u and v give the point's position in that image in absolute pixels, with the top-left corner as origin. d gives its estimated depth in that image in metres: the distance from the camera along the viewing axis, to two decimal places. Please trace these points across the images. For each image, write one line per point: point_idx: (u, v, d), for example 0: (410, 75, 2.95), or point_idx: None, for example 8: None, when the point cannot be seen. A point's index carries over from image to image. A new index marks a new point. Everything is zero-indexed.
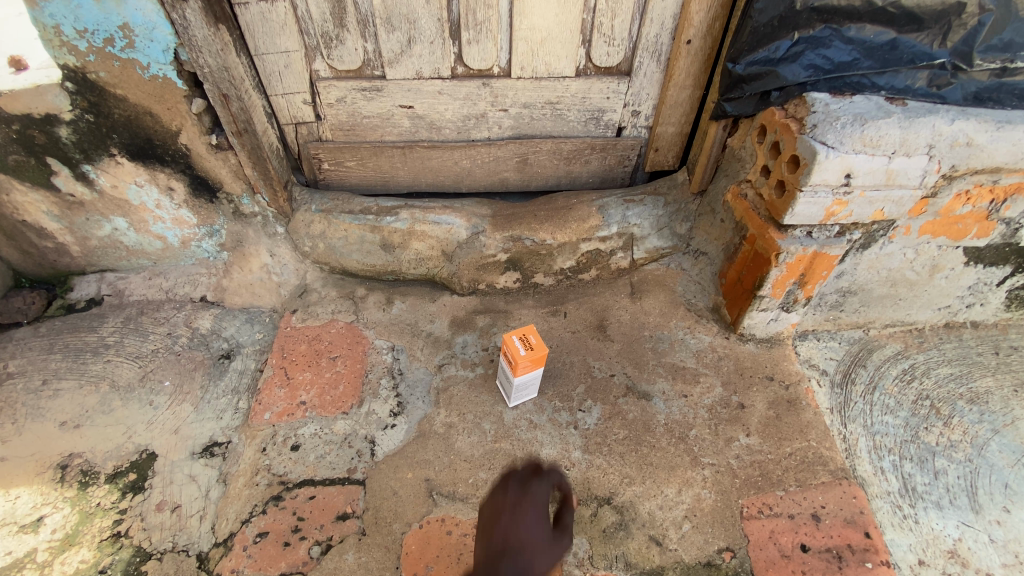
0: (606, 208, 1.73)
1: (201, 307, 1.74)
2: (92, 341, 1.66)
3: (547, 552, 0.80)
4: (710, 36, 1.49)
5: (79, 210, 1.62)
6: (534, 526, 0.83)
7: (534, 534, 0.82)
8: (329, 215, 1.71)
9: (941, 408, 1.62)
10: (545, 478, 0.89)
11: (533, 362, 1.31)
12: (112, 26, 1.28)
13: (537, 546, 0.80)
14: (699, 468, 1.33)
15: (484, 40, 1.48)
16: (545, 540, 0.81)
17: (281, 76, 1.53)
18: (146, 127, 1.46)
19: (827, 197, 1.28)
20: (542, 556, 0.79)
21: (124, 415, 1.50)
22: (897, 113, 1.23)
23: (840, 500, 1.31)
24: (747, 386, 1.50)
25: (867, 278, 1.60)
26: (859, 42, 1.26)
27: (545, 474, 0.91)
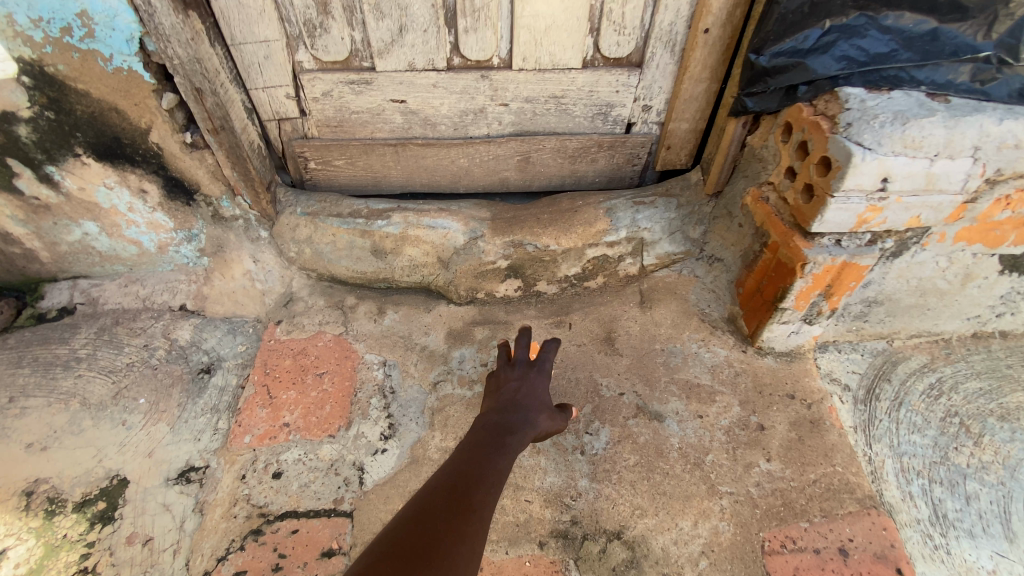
0: (614, 211, 1.61)
1: (180, 317, 1.62)
2: (63, 354, 1.55)
3: (545, 410, 1.10)
4: (730, 24, 1.36)
5: (45, 214, 1.50)
6: (537, 391, 1.13)
7: (536, 394, 1.13)
8: (316, 219, 1.60)
9: (971, 426, 1.51)
10: (547, 361, 1.19)
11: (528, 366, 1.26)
12: (69, 14, 1.15)
13: (540, 407, 1.10)
14: (716, 498, 1.22)
15: (482, 28, 1.35)
16: (544, 401, 1.12)
17: (261, 68, 1.41)
18: (114, 124, 1.34)
19: (860, 203, 1.17)
20: (544, 413, 1.10)
21: (95, 437, 1.39)
22: (941, 111, 1.11)
23: (869, 532, 1.21)
24: (767, 406, 1.39)
25: (896, 287, 1.48)
26: (897, 32, 1.14)
27: (544, 361, 1.20)
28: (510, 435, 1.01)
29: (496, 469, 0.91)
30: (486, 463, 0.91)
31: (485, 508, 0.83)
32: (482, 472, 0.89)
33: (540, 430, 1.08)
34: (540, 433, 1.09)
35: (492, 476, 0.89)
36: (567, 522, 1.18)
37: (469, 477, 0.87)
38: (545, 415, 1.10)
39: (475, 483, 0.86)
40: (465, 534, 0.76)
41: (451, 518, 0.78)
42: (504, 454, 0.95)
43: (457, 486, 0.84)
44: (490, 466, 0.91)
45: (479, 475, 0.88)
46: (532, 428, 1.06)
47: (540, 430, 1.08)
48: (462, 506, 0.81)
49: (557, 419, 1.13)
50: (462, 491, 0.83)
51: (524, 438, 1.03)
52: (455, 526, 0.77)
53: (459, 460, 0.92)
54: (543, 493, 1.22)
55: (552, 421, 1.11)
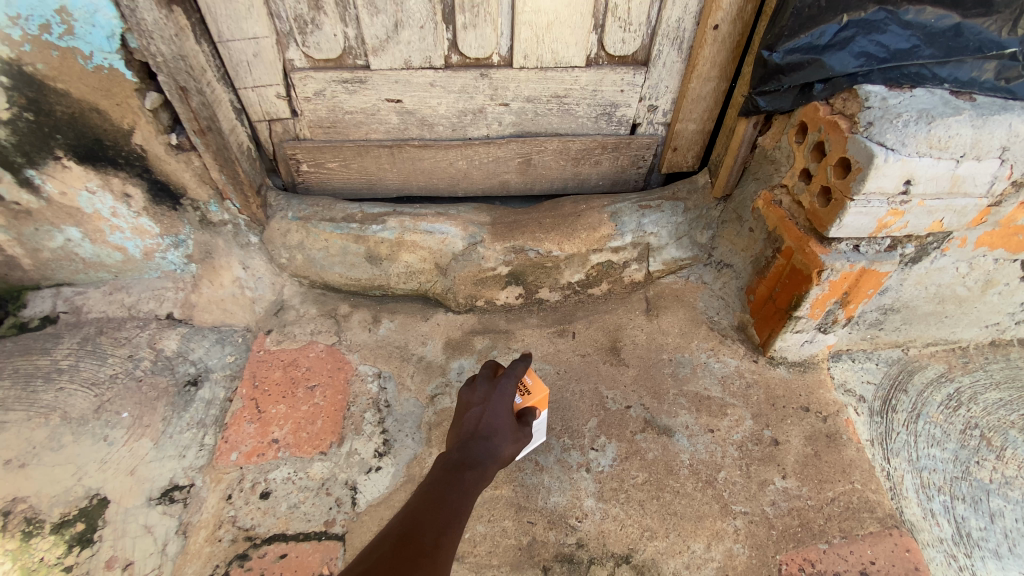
0: (619, 215, 1.54)
1: (167, 326, 1.55)
2: (44, 365, 1.48)
3: (510, 437, 0.98)
4: (740, 20, 1.30)
5: (25, 219, 1.43)
6: (503, 417, 1.00)
7: (502, 421, 1.00)
8: (308, 223, 1.53)
9: (992, 439, 1.45)
10: (512, 381, 1.05)
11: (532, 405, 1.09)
12: (47, 10, 1.09)
13: (503, 433, 0.98)
14: (730, 519, 1.16)
15: (482, 24, 1.29)
16: (513, 431, 0.99)
17: (250, 67, 1.34)
18: (95, 125, 1.28)
19: (881, 207, 1.11)
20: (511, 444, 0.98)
21: (75, 454, 1.32)
22: (967, 110, 1.05)
23: (891, 555, 1.14)
24: (781, 419, 1.33)
25: (913, 294, 1.42)
26: (919, 27, 1.08)
27: (507, 379, 1.05)
28: (469, 472, 0.90)
29: (452, 517, 0.80)
30: (439, 511, 0.80)
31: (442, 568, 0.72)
32: (436, 523, 0.78)
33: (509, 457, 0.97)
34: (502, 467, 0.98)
35: (446, 526, 0.78)
36: (573, 545, 1.11)
37: (420, 532, 0.76)
38: (511, 447, 0.98)
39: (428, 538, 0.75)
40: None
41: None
42: (460, 496, 0.85)
43: (404, 546, 0.72)
44: (443, 515, 0.80)
45: (433, 528, 0.77)
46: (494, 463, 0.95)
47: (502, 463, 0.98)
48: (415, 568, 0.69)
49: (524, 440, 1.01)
50: (410, 550, 0.72)
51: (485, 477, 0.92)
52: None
53: (408, 513, 0.80)
54: (547, 514, 1.15)
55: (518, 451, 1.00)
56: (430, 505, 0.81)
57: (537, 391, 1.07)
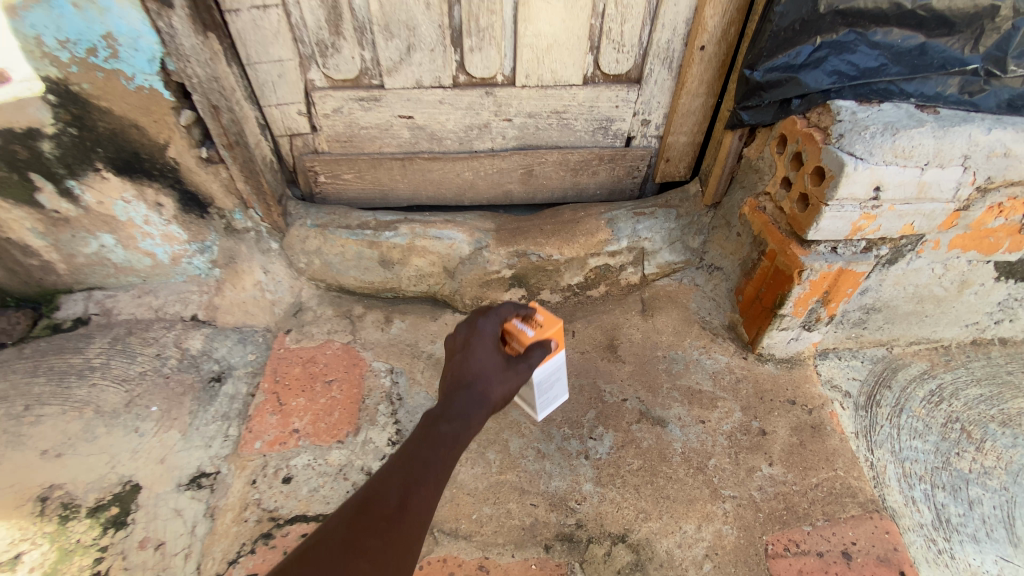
0: (615, 222, 1.64)
1: (192, 326, 1.66)
2: (78, 363, 1.58)
3: (501, 375, 0.94)
4: (725, 42, 1.42)
5: (64, 227, 1.55)
6: (493, 363, 0.95)
7: (493, 367, 0.94)
8: (325, 230, 1.64)
9: (972, 432, 1.52)
10: (490, 322, 1.00)
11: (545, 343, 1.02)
12: (95, 36, 1.21)
13: (492, 374, 0.93)
14: (719, 502, 1.24)
15: (487, 47, 1.41)
16: (506, 375, 0.94)
17: (274, 86, 1.47)
18: (133, 140, 1.39)
19: (854, 211, 1.20)
20: (504, 386, 0.93)
21: (109, 444, 1.42)
22: (930, 122, 1.15)
23: (872, 536, 1.22)
24: (768, 411, 1.41)
25: (893, 294, 1.51)
26: (886, 47, 1.18)
27: (485, 321, 1.01)
28: (450, 425, 0.86)
29: (426, 498, 0.78)
30: (414, 494, 0.77)
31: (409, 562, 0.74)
32: (408, 508, 0.76)
33: (505, 396, 0.93)
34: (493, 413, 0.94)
35: (414, 490, 0.77)
36: (573, 525, 1.20)
37: (391, 520, 0.74)
38: (505, 390, 0.93)
39: (398, 528, 0.74)
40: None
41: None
42: (438, 468, 0.81)
43: (374, 540, 0.71)
44: (418, 499, 0.77)
45: (405, 514, 0.75)
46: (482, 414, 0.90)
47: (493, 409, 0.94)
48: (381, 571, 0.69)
49: (522, 373, 0.95)
50: (376, 540, 0.71)
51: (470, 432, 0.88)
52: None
53: (382, 487, 0.77)
54: (548, 497, 1.24)
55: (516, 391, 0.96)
56: (404, 487, 0.77)
57: (550, 324, 1.01)
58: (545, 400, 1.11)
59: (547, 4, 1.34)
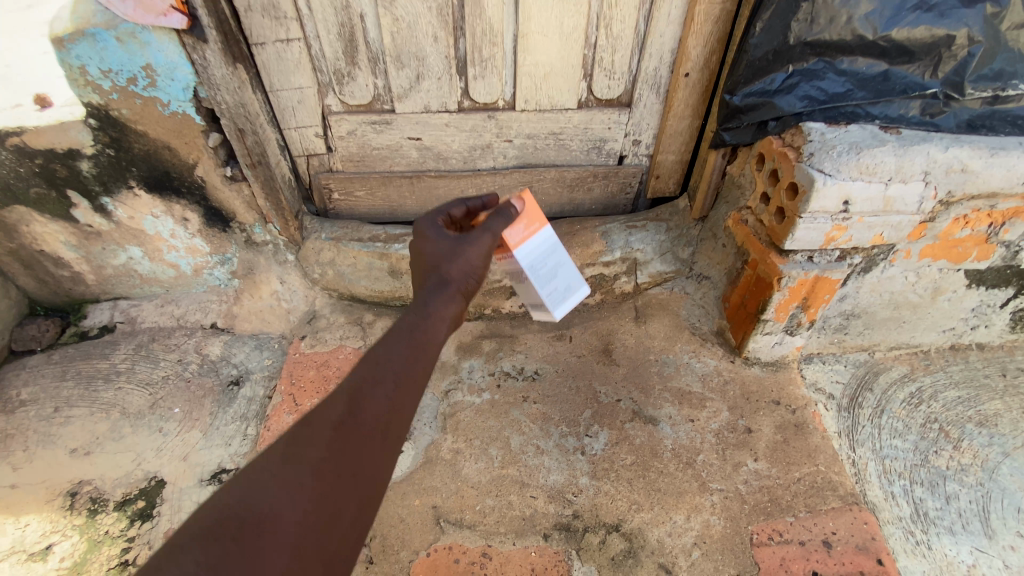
0: (610, 234, 1.76)
1: (212, 334, 1.76)
2: (104, 368, 1.68)
3: (461, 250, 0.94)
4: (707, 69, 1.55)
5: (96, 240, 1.67)
6: (446, 246, 0.96)
7: (447, 250, 0.95)
8: (339, 243, 1.75)
9: (950, 431, 1.57)
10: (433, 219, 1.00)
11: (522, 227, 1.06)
12: (136, 67, 1.34)
13: (452, 256, 0.94)
14: (707, 494, 1.33)
15: (489, 75, 1.54)
16: (463, 252, 0.94)
17: (294, 111, 1.59)
18: (165, 160, 1.52)
19: (826, 222, 1.31)
20: (465, 266, 0.93)
21: (134, 443, 1.52)
22: (891, 142, 1.27)
23: (851, 526, 1.30)
24: (754, 411, 1.50)
25: (870, 301, 1.61)
26: (852, 74, 1.29)
27: (428, 220, 1.01)
28: (417, 318, 0.85)
29: (383, 407, 0.74)
30: (367, 405, 0.72)
31: (373, 474, 0.70)
32: (364, 418, 0.72)
33: (473, 266, 0.94)
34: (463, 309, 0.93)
35: (376, 389, 0.74)
36: (569, 516, 1.29)
37: (342, 431, 0.70)
38: (465, 267, 0.93)
39: (353, 439, 0.70)
40: (344, 518, 0.66)
41: (320, 504, 0.64)
42: (398, 371, 0.77)
43: (326, 451, 0.68)
44: (372, 407, 0.73)
45: (360, 423, 0.71)
46: (447, 312, 0.89)
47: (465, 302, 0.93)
48: (337, 484, 0.66)
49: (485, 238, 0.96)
50: (334, 445, 0.68)
51: (436, 337, 0.85)
52: (327, 515, 0.64)
53: (334, 398, 0.72)
54: (546, 490, 1.34)
55: (487, 265, 0.97)
56: (356, 397, 0.73)
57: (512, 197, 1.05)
58: (555, 295, 1.11)
59: (544, 37, 1.47)
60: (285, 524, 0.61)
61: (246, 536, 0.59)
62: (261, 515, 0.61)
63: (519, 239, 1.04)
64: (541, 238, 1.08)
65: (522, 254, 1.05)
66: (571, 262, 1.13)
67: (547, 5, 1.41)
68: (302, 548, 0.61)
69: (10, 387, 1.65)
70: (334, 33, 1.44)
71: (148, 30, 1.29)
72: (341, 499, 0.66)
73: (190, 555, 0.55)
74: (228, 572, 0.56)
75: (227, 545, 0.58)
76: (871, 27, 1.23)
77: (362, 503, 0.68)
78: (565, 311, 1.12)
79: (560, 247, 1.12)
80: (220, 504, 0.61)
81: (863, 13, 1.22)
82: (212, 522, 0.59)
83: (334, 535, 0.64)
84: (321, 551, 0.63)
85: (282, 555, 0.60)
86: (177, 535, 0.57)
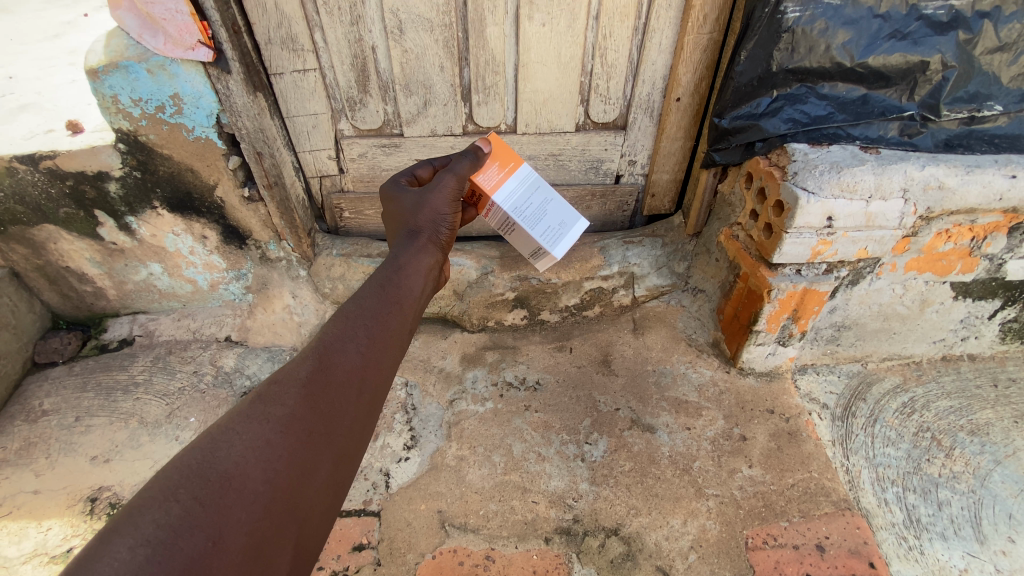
0: (607, 249, 1.84)
1: (226, 346, 1.84)
2: (123, 379, 1.76)
3: (427, 198, 1.10)
4: (697, 94, 1.64)
5: (119, 257, 1.76)
6: (411, 201, 1.11)
7: (413, 204, 1.11)
8: (349, 258, 1.84)
9: (942, 440, 1.57)
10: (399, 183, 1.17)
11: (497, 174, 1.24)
12: (164, 96, 1.44)
13: (420, 205, 1.10)
14: (703, 499, 1.38)
15: (492, 102, 1.64)
16: (427, 201, 1.10)
17: (309, 135, 1.69)
18: (187, 182, 1.61)
19: (812, 237, 1.38)
20: (430, 213, 1.09)
21: (152, 450, 1.58)
22: (870, 161, 1.35)
23: (844, 531, 1.34)
24: (749, 419, 1.55)
25: (860, 312, 1.65)
26: (833, 98, 1.38)
27: (396, 184, 1.17)
28: (390, 268, 0.96)
29: (352, 361, 0.80)
30: (335, 360, 0.79)
31: (343, 424, 0.77)
32: (333, 371, 0.78)
33: (438, 206, 1.10)
34: (432, 259, 1.04)
35: (348, 344, 0.81)
36: (570, 520, 1.35)
37: (311, 386, 0.76)
38: (432, 215, 1.10)
39: (322, 393, 0.76)
40: (318, 463, 0.73)
41: (291, 451, 0.70)
42: (368, 328, 0.84)
43: (295, 405, 0.74)
44: (340, 362, 0.79)
45: (330, 378, 0.78)
46: (416, 261, 1.00)
47: (432, 250, 1.06)
48: (307, 433, 0.73)
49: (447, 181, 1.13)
50: (306, 402, 0.75)
51: (406, 289, 0.93)
52: (299, 460, 0.71)
53: (301, 360, 0.79)
54: (548, 495, 1.39)
55: (453, 209, 1.13)
56: (324, 355, 0.79)
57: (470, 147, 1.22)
58: (549, 233, 1.28)
59: (542, 66, 1.57)
60: (257, 472, 0.67)
61: (218, 486, 0.64)
62: (228, 470, 0.65)
63: (494, 185, 1.23)
64: (515, 183, 1.25)
65: (501, 200, 1.23)
66: (555, 200, 1.29)
67: (545, 37, 1.51)
68: (271, 495, 0.67)
69: (33, 398, 1.73)
70: (347, 64, 1.55)
71: (176, 62, 1.39)
72: (312, 447, 0.72)
73: (162, 506, 0.59)
74: (199, 520, 0.60)
75: (200, 495, 0.62)
76: (848, 55, 1.32)
77: (333, 451, 0.75)
78: (563, 245, 1.28)
79: (541, 190, 1.28)
80: (191, 459, 0.65)
81: (840, 42, 1.31)
82: (182, 476, 0.63)
83: (307, 479, 0.71)
84: (295, 494, 0.69)
85: (256, 501, 0.65)
86: (147, 491, 0.61)
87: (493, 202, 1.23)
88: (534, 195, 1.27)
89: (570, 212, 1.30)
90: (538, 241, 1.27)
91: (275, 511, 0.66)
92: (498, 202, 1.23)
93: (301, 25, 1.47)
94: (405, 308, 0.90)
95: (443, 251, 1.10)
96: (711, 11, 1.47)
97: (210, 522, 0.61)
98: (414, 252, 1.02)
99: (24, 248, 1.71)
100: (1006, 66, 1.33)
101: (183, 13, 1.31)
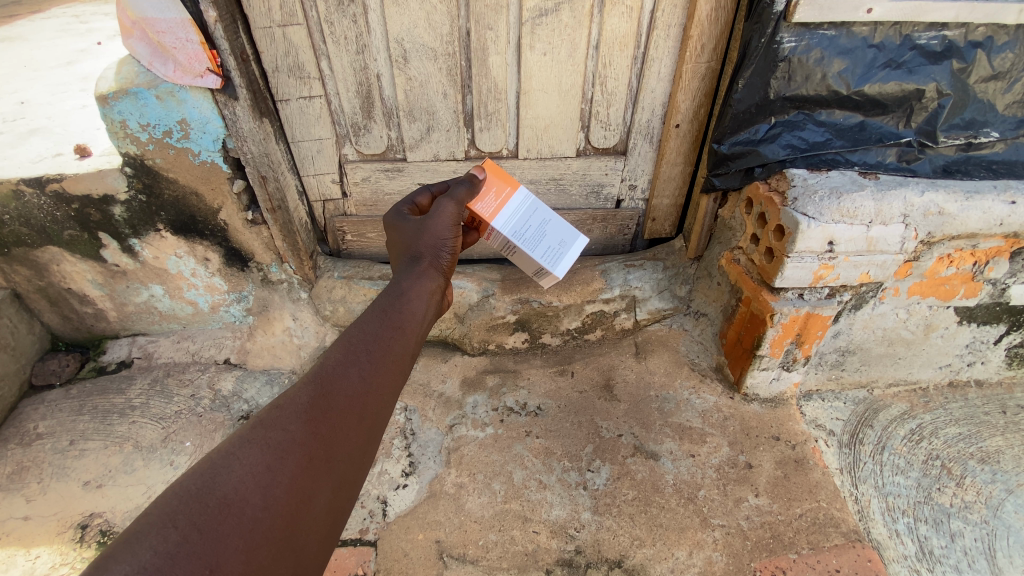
0: (608, 272, 1.84)
1: (225, 369, 1.82)
2: (119, 403, 1.74)
3: (427, 223, 1.11)
4: (696, 120, 1.66)
5: (121, 279, 1.76)
6: (413, 228, 1.12)
7: (414, 231, 1.11)
8: (350, 281, 1.85)
9: (953, 468, 1.53)
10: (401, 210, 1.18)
11: (496, 200, 1.26)
12: (172, 121, 1.45)
13: (422, 232, 1.10)
14: (709, 530, 1.34)
15: (494, 127, 1.67)
16: (428, 227, 1.11)
17: (313, 160, 1.71)
18: (191, 205, 1.62)
19: (814, 262, 1.38)
20: (430, 238, 1.10)
21: (146, 475, 1.56)
22: (869, 187, 1.36)
23: (855, 563, 1.30)
24: (754, 446, 1.52)
25: (864, 337, 1.63)
26: (830, 125, 1.40)
27: (399, 211, 1.18)
28: (392, 293, 0.96)
29: (355, 386, 0.79)
30: (337, 386, 0.78)
31: (344, 451, 0.75)
32: (334, 397, 0.77)
33: (438, 231, 1.10)
34: (434, 283, 1.03)
35: (350, 368, 0.80)
36: (571, 551, 1.31)
37: (313, 411, 0.75)
38: (432, 241, 1.10)
39: (323, 418, 0.75)
40: (318, 489, 0.71)
41: (291, 477, 0.69)
42: (371, 352, 0.83)
43: (296, 430, 0.72)
44: (342, 386, 0.78)
45: (331, 404, 0.76)
46: (417, 284, 0.99)
47: (434, 274, 1.05)
48: (308, 458, 0.71)
49: (447, 205, 1.14)
50: (305, 429, 0.73)
51: (408, 315, 0.92)
52: (300, 487, 0.69)
53: (303, 385, 0.78)
54: (549, 525, 1.36)
55: (454, 233, 1.13)
56: (325, 381, 0.78)
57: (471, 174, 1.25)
58: (550, 253, 1.27)
59: (544, 94, 1.60)
60: (256, 497, 0.66)
61: (216, 513, 0.62)
62: (227, 497, 0.64)
63: (492, 212, 1.24)
64: (513, 209, 1.26)
65: (501, 224, 1.24)
66: (556, 220, 1.29)
67: (546, 65, 1.54)
68: (268, 525, 0.65)
69: (28, 421, 1.71)
70: (353, 91, 1.58)
71: (185, 89, 1.41)
72: (312, 474, 0.71)
73: (160, 534, 0.58)
74: (194, 550, 0.59)
75: (197, 522, 0.61)
76: (845, 83, 1.34)
77: (334, 477, 0.73)
78: (565, 264, 1.27)
79: (541, 211, 1.29)
80: (189, 484, 0.63)
81: (836, 70, 1.33)
82: (181, 501, 0.62)
83: (307, 507, 0.69)
84: (295, 521, 0.67)
85: (254, 528, 0.64)
86: (145, 518, 0.60)
87: (493, 228, 1.24)
88: (534, 218, 1.28)
89: (569, 230, 1.30)
90: (540, 262, 1.27)
91: (273, 539, 0.64)
92: (498, 227, 1.24)
93: (308, 53, 1.50)
94: (408, 332, 0.89)
95: (446, 275, 1.09)
96: (708, 40, 1.51)
97: (207, 550, 0.59)
98: (415, 277, 1.01)
99: (27, 270, 1.71)
100: (1000, 93, 1.36)
101: (194, 42, 1.34)
